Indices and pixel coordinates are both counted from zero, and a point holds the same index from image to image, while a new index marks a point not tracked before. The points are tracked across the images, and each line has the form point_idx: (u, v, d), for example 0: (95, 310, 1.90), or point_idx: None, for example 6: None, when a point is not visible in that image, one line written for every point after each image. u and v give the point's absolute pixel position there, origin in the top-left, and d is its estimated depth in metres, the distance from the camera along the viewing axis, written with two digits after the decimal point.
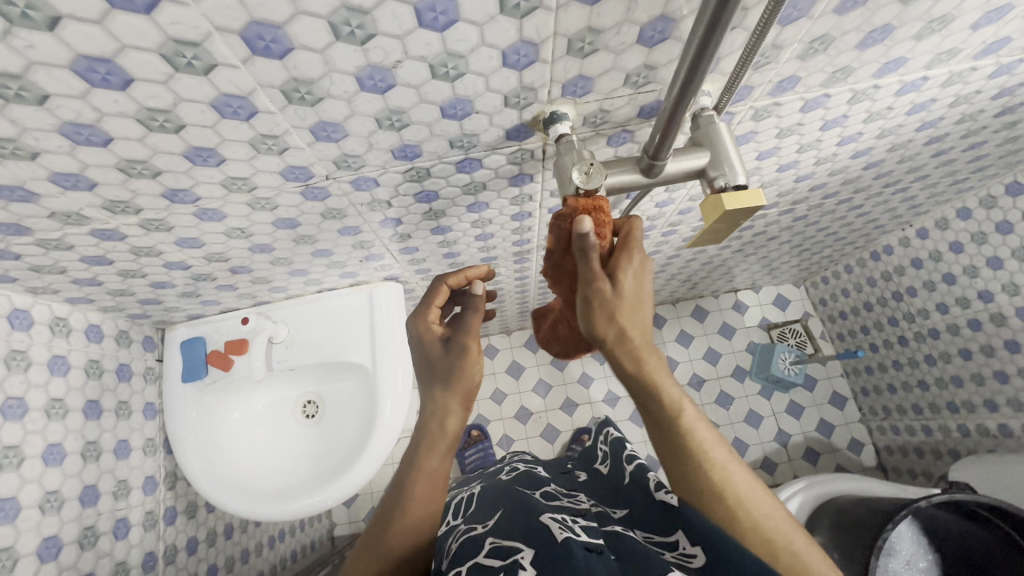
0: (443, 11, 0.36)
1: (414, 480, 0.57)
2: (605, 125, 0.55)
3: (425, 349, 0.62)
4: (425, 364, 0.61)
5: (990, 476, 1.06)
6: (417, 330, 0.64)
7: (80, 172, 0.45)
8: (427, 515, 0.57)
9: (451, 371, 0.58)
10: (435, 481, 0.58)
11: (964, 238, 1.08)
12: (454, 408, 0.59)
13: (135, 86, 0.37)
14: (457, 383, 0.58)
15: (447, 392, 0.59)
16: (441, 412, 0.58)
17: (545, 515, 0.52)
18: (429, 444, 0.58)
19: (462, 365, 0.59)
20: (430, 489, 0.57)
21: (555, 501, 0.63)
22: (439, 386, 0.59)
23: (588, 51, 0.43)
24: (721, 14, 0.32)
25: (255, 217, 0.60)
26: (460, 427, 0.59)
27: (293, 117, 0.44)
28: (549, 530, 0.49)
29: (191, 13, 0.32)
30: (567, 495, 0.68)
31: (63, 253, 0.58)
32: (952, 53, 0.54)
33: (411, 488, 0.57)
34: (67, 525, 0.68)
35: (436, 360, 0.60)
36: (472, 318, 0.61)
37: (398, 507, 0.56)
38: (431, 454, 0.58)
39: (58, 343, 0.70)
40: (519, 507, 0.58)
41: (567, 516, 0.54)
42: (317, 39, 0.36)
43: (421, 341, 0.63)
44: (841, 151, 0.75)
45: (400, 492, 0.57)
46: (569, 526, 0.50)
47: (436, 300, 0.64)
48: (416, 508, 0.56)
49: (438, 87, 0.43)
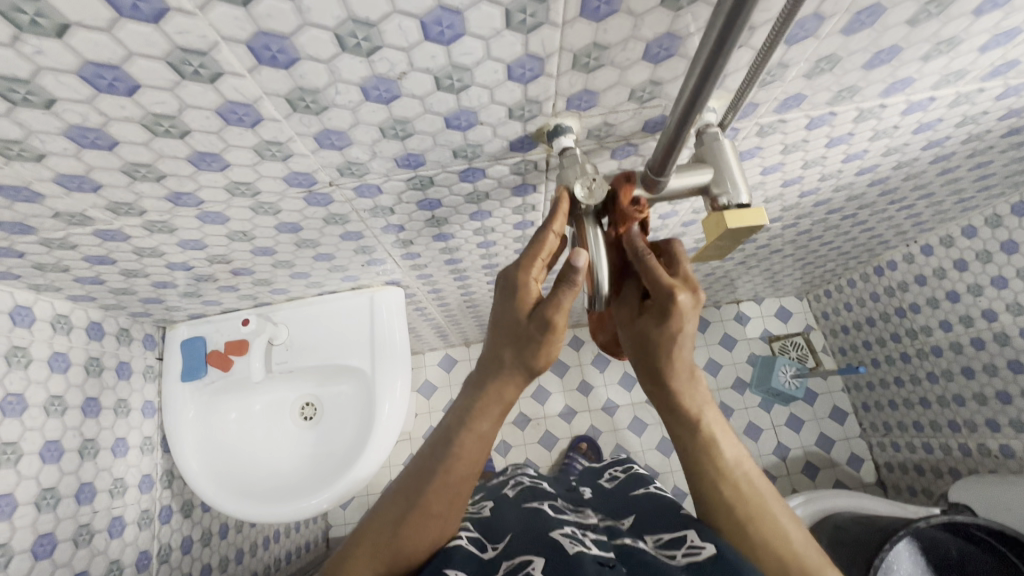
0: (449, 26, 0.36)
1: (458, 437, 0.50)
2: (609, 138, 0.55)
3: (513, 311, 0.48)
4: (502, 326, 0.49)
5: (991, 498, 1.05)
6: (510, 282, 0.48)
7: (85, 174, 0.45)
8: (467, 477, 0.51)
9: (531, 343, 0.48)
10: (483, 444, 0.51)
11: (969, 256, 1.08)
12: (516, 377, 0.50)
13: (142, 92, 0.37)
14: (532, 358, 0.49)
15: (518, 356, 0.49)
16: (503, 377, 0.50)
17: (557, 531, 0.55)
18: (482, 407, 0.50)
19: (544, 342, 0.47)
20: (476, 451, 0.51)
21: (562, 514, 0.63)
22: (512, 351, 0.49)
23: (593, 66, 0.43)
24: (727, 35, 0.31)
25: (258, 221, 0.60)
26: (516, 398, 0.52)
27: (298, 125, 0.44)
28: (562, 546, 0.51)
29: (198, 22, 0.32)
30: (574, 510, 0.69)
31: (66, 251, 0.59)
32: (960, 74, 0.54)
33: (455, 446, 0.50)
34: (62, 523, 0.68)
35: (516, 326, 0.48)
36: (565, 294, 0.45)
37: (441, 464, 0.50)
38: (482, 417, 0.50)
39: (58, 340, 0.71)
40: (529, 525, 0.58)
41: (579, 530, 0.56)
42: (324, 50, 0.36)
43: (512, 296, 0.48)
44: (846, 168, 0.75)
45: (445, 448, 0.50)
46: (581, 541, 0.52)
47: (545, 253, 0.47)
48: (460, 470, 0.50)
49: (443, 99, 0.43)
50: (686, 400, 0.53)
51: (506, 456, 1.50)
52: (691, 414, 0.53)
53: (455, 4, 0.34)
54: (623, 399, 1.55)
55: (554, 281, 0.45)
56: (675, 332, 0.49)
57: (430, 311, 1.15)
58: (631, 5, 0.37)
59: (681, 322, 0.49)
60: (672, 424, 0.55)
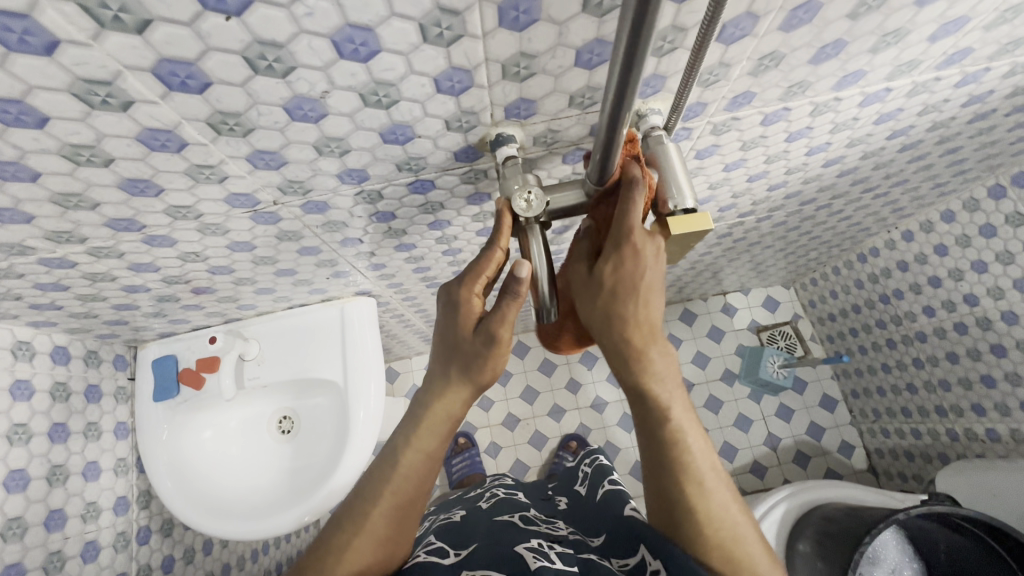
0: (362, 43, 0.35)
1: (404, 456, 0.51)
2: (558, 144, 0.53)
3: (456, 326, 0.49)
4: (448, 342, 0.50)
5: (976, 486, 1.04)
6: (454, 300, 0.50)
7: (14, 206, 0.44)
8: (415, 498, 0.51)
9: (475, 359, 0.49)
10: (430, 463, 0.52)
11: (949, 240, 1.07)
12: (462, 393, 0.51)
13: (52, 123, 0.36)
14: (478, 374, 0.50)
15: (463, 374, 0.50)
16: (448, 393, 0.51)
17: (522, 544, 0.57)
18: (427, 425, 0.51)
19: (488, 358, 0.49)
20: (424, 471, 0.51)
21: (532, 527, 0.65)
22: (457, 367, 0.50)
23: (524, 75, 0.41)
24: (631, 64, 0.31)
25: (208, 242, 0.59)
26: (462, 414, 0.52)
27: (226, 148, 0.43)
28: (524, 559, 0.53)
29: (95, 53, 0.31)
30: (544, 522, 0.71)
31: (15, 280, 0.58)
32: (912, 64, 0.52)
33: (402, 466, 0.51)
34: (31, 552, 0.68)
35: (461, 342, 0.49)
36: (511, 308, 0.46)
37: (389, 485, 0.50)
38: (429, 436, 0.51)
39: (20, 367, 0.70)
40: (496, 539, 0.60)
41: (545, 544, 0.58)
42: (235, 73, 0.35)
43: (456, 312, 0.49)
44: (811, 160, 0.74)
45: (392, 469, 0.51)
46: (545, 555, 0.54)
47: (491, 267, 0.48)
48: (408, 491, 0.51)
49: (373, 115, 0.42)
50: (654, 383, 0.51)
51: (496, 458, 1.50)
52: (661, 403, 0.51)
53: (364, 21, 0.33)
54: (611, 395, 1.54)
55: (498, 294, 0.46)
56: (636, 281, 0.48)
57: (409, 317, 1.15)
58: (552, 13, 0.36)
59: (640, 266, 0.48)
60: (637, 408, 0.53)
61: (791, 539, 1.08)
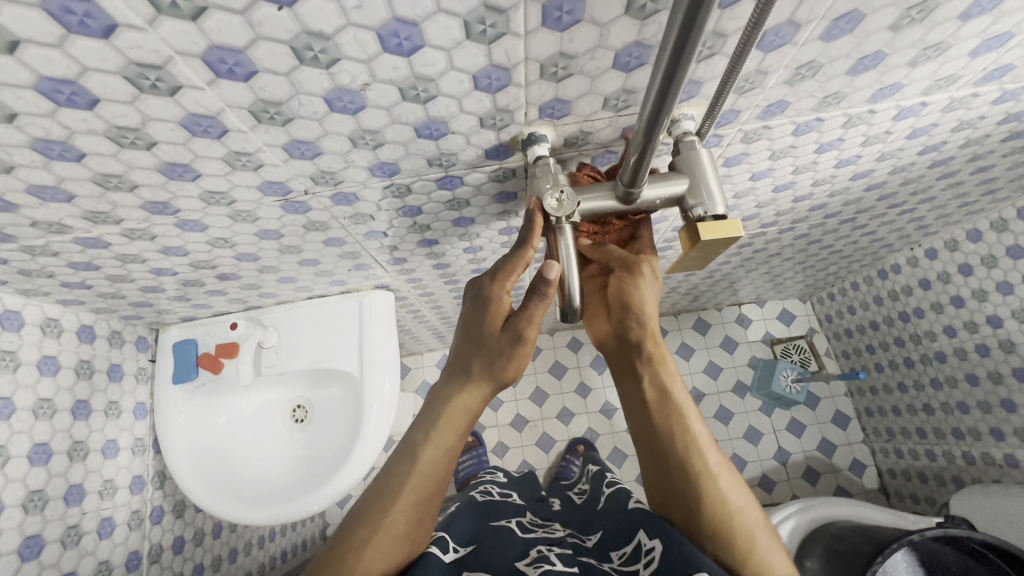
0: (407, 37, 0.35)
1: (423, 452, 0.51)
2: (587, 146, 0.54)
3: (483, 322, 0.50)
4: (472, 337, 0.51)
5: (991, 512, 1.02)
6: (483, 295, 0.50)
7: (56, 184, 0.45)
8: (433, 491, 0.52)
9: (500, 356, 0.50)
10: (448, 460, 0.52)
11: (974, 260, 1.05)
12: (481, 389, 0.52)
13: (102, 105, 0.37)
14: (500, 372, 0.51)
15: (484, 371, 0.51)
16: (467, 387, 0.51)
17: (522, 556, 0.58)
18: (447, 420, 0.52)
19: (513, 357, 0.50)
20: (441, 465, 0.52)
21: (530, 533, 0.67)
22: (480, 363, 0.51)
23: (562, 75, 0.42)
24: (673, 73, 0.31)
25: (237, 228, 0.60)
26: (481, 409, 0.53)
27: (265, 136, 0.44)
28: (525, 569, 0.54)
29: (150, 37, 0.32)
30: (541, 526, 0.72)
31: (49, 258, 0.59)
32: (950, 79, 0.52)
33: (422, 461, 0.51)
34: (50, 524, 0.69)
35: (485, 338, 0.50)
36: (537, 308, 0.48)
37: (408, 480, 0.51)
38: (448, 431, 0.52)
39: (48, 344, 0.72)
40: (496, 543, 0.62)
41: (545, 548, 0.60)
42: (281, 63, 0.36)
43: (483, 308, 0.50)
44: (839, 173, 0.73)
45: (410, 464, 0.51)
46: (545, 560, 0.55)
47: (521, 267, 0.49)
48: (426, 485, 0.51)
49: (410, 109, 0.43)
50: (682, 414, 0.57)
51: (503, 458, 1.50)
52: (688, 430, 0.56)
53: (411, 16, 0.33)
54: None
55: (526, 294, 0.48)
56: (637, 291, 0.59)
57: (424, 313, 1.15)
58: (594, 15, 0.36)
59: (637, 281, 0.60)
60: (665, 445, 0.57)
61: (797, 554, 1.07)
